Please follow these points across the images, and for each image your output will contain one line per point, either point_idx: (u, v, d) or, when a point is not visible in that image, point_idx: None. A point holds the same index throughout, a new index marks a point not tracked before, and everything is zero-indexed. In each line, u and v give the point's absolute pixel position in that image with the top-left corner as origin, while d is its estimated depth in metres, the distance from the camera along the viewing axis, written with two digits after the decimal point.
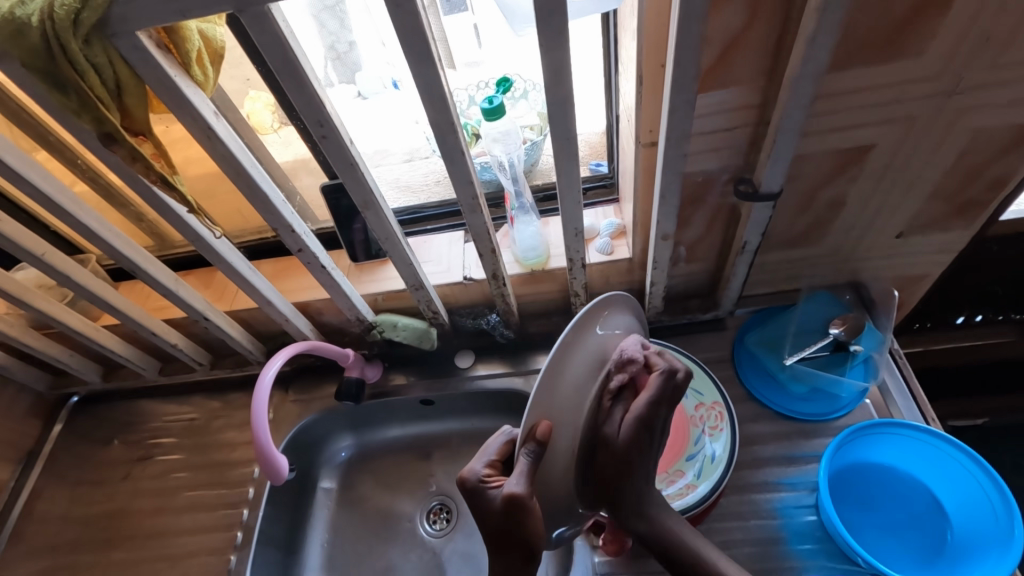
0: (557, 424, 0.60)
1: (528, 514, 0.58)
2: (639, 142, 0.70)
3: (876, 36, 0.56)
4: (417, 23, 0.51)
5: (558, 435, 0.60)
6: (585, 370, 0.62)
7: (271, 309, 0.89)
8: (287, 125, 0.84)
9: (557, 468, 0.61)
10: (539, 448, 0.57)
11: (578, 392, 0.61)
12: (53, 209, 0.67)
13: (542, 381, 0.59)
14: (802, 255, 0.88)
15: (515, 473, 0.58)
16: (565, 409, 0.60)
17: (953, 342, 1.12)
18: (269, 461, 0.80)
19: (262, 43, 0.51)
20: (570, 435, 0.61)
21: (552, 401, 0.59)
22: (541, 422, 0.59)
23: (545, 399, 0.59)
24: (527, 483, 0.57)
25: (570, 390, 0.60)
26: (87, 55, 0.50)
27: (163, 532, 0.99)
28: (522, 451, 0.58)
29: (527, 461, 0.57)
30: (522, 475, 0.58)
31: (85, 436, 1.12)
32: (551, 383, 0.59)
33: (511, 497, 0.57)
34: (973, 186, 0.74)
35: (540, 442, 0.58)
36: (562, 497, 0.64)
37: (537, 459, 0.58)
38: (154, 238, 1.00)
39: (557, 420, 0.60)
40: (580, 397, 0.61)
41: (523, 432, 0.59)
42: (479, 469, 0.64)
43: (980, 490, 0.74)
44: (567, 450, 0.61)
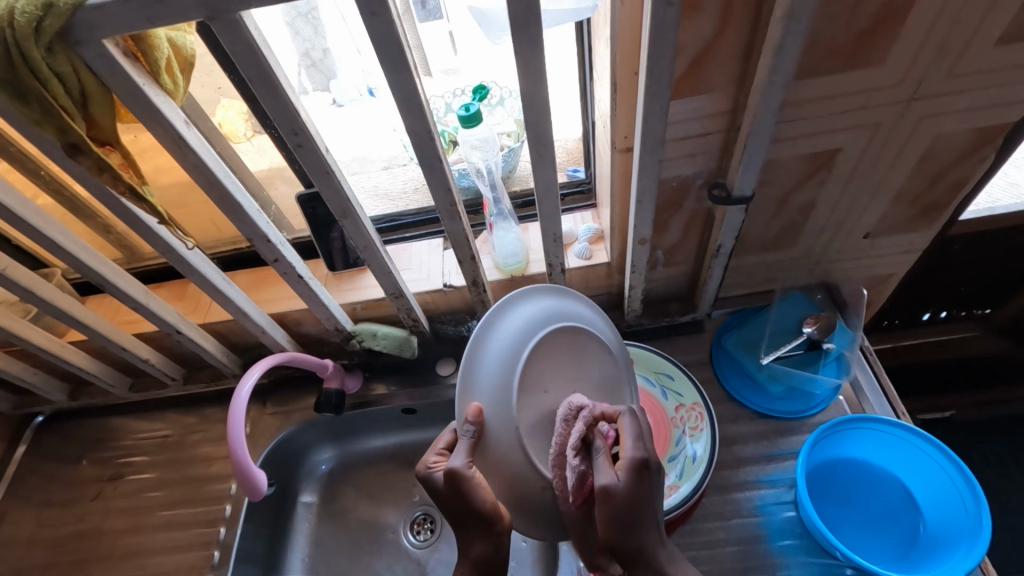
0: (488, 407, 0.63)
1: (472, 486, 0.61)
2: (615, 148, 0.71)
3: (840, 45, 0.58)
4: (391, 31, 0.50)
5: (497, 416, 0.63)
6: (519, 350, 0.66)
7: (247, 321, 0.87)
8: (261, 134, 0.82)
9: (504, 449, 0.64)
10: (472, 424, 0.62)
11: (509, 377, 0.64)
12: (15, 222, 0.65)
13: (468, 362, 0.65)
14: (775, 257, 0.90)
15: (455, 452, 0.63)
16: (493, 392, 0.64)
17: (916, 339, 1.18)
18: (247, 477, 0.78)
19: (235, 52, 0.50)
20: (508, 417, 0.63)
21: (478, 386, 0.64)
22: (473, 403, 0.64)
23: (470, 385, 0.65)
24: (466, 458, 0.62)
25: (495, 374, 0.64)
26: (51, 63, 0.48)
27: (136, 554, 0.96)
28: (461, 431, 0.63)
29: (465, 437, 0.63)
30: (461, 452, 0.62)
31: (51, 456, 1.08)
32: (473, 369, 0.65)
33: (451, 473, 0.61)
34: (935, 188, 0.77)
35: (473, 420, 0.63)
36: (524, 476, 0.65)
37: (477, 436, 0.63)
38: (123, 250, 0.98)
39: (489, 404, 0.64)
40: (511, 381, 0.64)
41: (460, 413, 0.64)
42: (429, 457, 0.67)
43: (949, 482, 0.77)
44: (506, 432, 0.63)
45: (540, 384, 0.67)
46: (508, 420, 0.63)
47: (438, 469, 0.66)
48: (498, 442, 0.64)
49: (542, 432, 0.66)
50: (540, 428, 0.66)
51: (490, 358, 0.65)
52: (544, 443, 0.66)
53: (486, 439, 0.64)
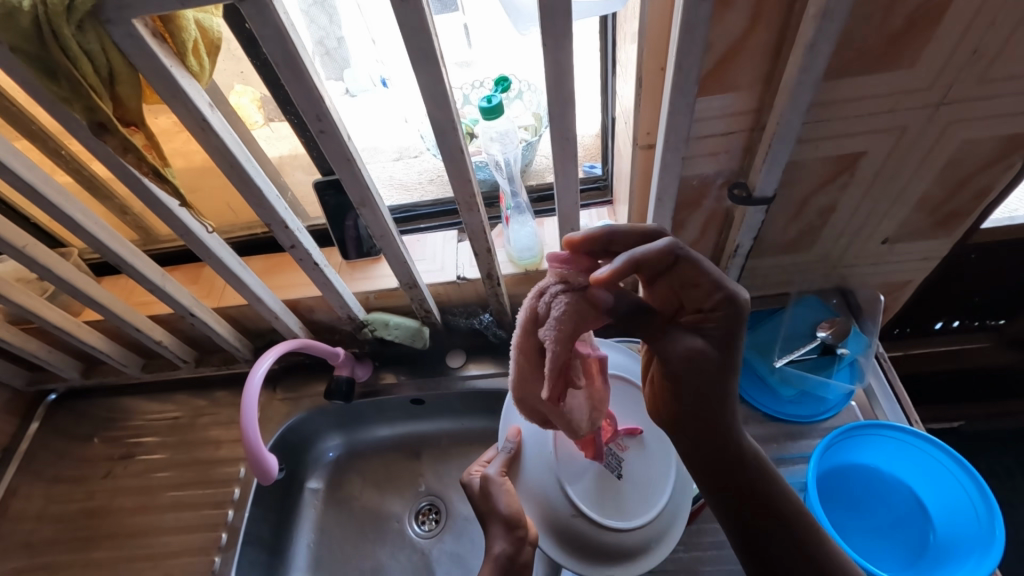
0: (526, 431, 0.76)
1: (499, 489, 0.70)
2: (637, 144, 0.71)
3: (871, 45, 0.58)
4: (419, 18, 0.50)
5: (533, 439, 0.74)
6: None
7: (260, 305, 0.87)
8: (276, 120, 0.82)
9: (536, 472, 0.73)
10: (510, 441, 0.74)
11: None
12: (38, 199, 0.65)
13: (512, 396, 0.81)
14: (792, 260, 0.90)
15: (492, 462, 0.73)
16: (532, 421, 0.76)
17: (923, 348, 1.16)
18: (258, 460, 0.78)
19: (262, 36, 0.50)
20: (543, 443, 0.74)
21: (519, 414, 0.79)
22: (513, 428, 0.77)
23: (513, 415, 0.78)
24: (499, 468, 0.72)
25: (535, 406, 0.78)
26: (81, 41, 0.48)
27: (144, 533, 0.97)
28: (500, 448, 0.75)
29: (503, 452, 0.74)
30: (496, 462, 0.73)
31: (63, 434, 1.09)
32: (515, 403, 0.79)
33: (485, 479, 0.71)
34: (959, 195, 0.76)
35: (512, 438, 0.75)
36: (552, 498, 0.71)
37: (512, 454, 0.74)
38: (140, 232, 0.98)
39: (528, 431, 0.76)
40: None
41: (503, 435, 0.77)
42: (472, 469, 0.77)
43: (961, 490, 0.76)
44: (540, 456, 0.73)
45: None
46: (542, 444, 0.74)
47: (477, 476, 0.75)
48: (531, 462, 0.73)
49: (577, 463, 0.72)
50: (575, 457, 0.72)
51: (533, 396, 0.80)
52: (578, 471, 0.72)
53: (523, 460, 0.74)
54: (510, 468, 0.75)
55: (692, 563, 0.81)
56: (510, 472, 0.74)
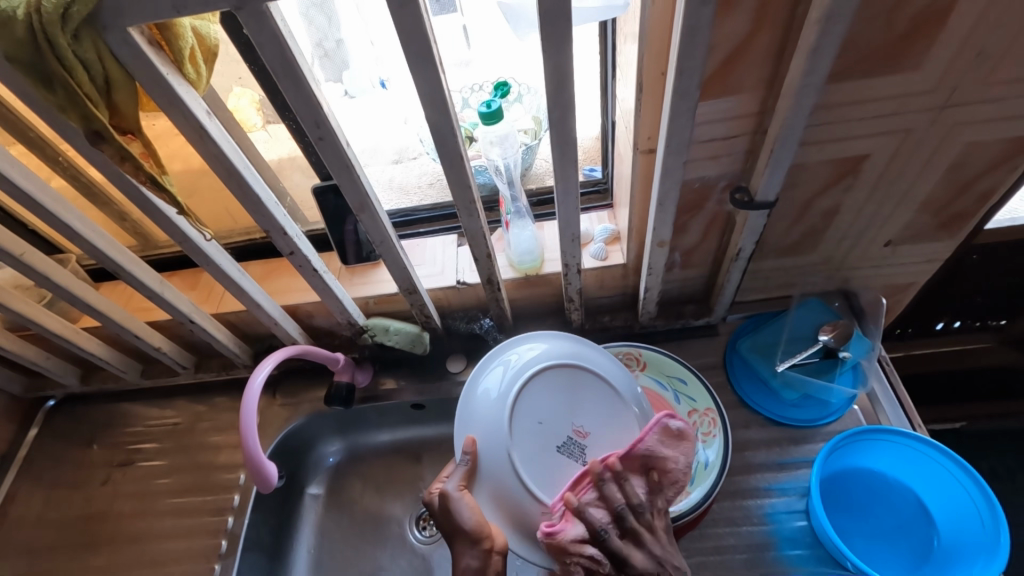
0: (482, 437, 0.69)
1: (465, 505, 0.66)
2: (638, 148, 0.70)
3: (874, 49, 0.57)
4: (419, 23, 0.50)
5: (490, 449, 0.68)
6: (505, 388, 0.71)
7: (260, 311, 0.87)
8: (275, 123, 0.82)
9: (497, 477, 0.68)
10: (466, 453, 0.68)
11: (500, 404, 0.70)
12: (34, 207, 0.65)
13: (462, 407, 0.72)
14: (794, 262, 0.89)
15: (450, 478, 0.69)
16: (487, 422, 0.69)
17: (932, 347, 1.16)
18: (258, 468, 0.78)
19: (260, 43, 0.50)
20: (498, 444, 0.68)
21: (473, 415, 0.71)
22: (466, 438, 0.69)
23: (467, 418, 0.71)
24: (459, 483, 0.68)
25: (489, 405, 0.70)
26: (76, 50, 0.48)
27: (144, 540, 0.96)
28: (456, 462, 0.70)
29: (461, 465, 0.68)
30: (455, 477, 0.68)
31: (62, 440, 1.09)
32: (467, 408, 0.71)
33: (444, 495, 0.67)
34: (963, 196, 0.76)
35: (468, 449, 0.68)
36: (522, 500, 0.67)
37: (471, 465, 0.68)
38: (138, 238, 0.98)
39: (484, 433, 0.69)
40: (501, 407, 0.69)
41: (459, 445, 0.70)
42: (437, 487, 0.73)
43: (966, 496, 0.76)
44: (499, 458, 0.68)
45: (534, 416, 0.69)
46: (501, 445, 0.68)
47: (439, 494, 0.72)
48: (490, 468, 0.68)
49: (536, 459, 0.68)
50: (535, 458, 0.68)
51: (487, 392, 0.71)
52: (543, 467, 0.68)
53: (481, 467, 0.69)
54: (472, 480, 0.69)
55: (695, 568, 0.80)
56: (472, 483, 0.69)
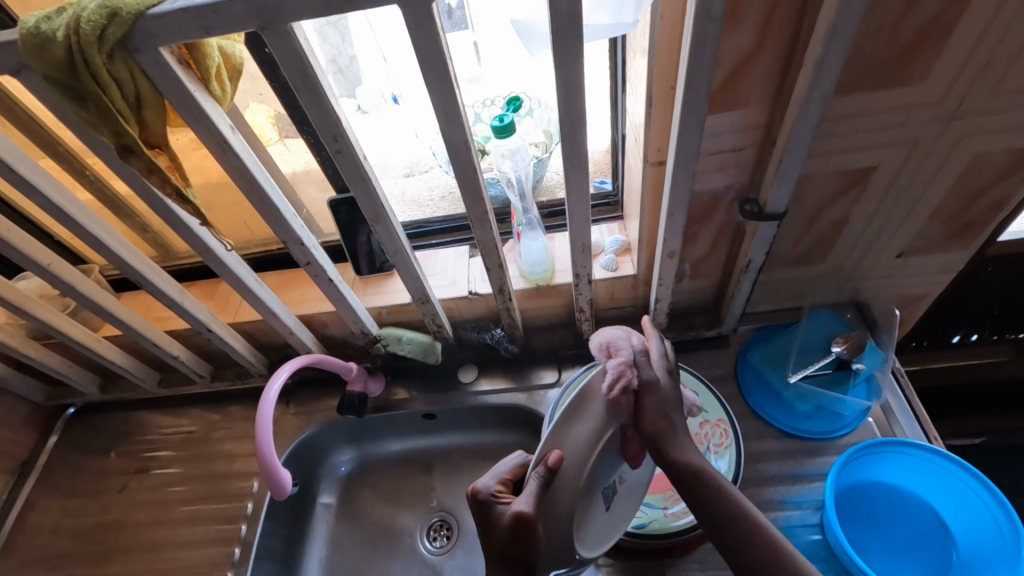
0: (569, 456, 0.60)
1: (533, 534, 0.60)
2: (648, 160, 0.71)
3: (880, 62, 0.58)
4: (435, 40, 0.52)
5: (569, 471, 0.61)
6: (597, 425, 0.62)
7: (275, 321, 0.89)
8: (291, 137, 0.84)
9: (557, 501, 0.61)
10: (546, 468, 0.59)
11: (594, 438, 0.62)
12: (63, 219, 0.67)
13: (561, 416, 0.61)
14: (806, 273, 0.89)
15: (524, 494, 0.60)
16: (580, 454, 0.61)
17: (971, 358, 1.13)
18: (272, 475, 0.79)
19: (282, 61, 0.52)
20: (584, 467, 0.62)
21: (573, 439, 0.61)
22: (552, 451, 0.60)
23: (565, 430, 0.61)
24: (534, 505, 0.60)
25: (586, 436, 0.61)
26: (111, 69, 0.50)
27: (159, 548, 0.97)
28: (534, 473, 0.60)
29: (534, 479, 0.60)
30: (527, 494, 0.60)
31: (81, 448, 1.11)
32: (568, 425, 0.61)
33: (518, 516, 0.59)
34: (975, 206, 0.76)
35: (551, 465, 0.59)
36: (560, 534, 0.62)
37: (548, 482, 0.60)
38: (159, 249, 1.01)
39: (573, 457, 0.61)
40: (597, 441, 0.62)
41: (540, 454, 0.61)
42: (491, 485, 0.66)
43: (986, 511, 0.74)
44: (575, 485, 0.61)
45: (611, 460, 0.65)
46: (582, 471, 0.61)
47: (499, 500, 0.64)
48: (562, 496, 0.61)
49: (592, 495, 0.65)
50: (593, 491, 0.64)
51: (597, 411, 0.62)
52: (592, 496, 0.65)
53: (555, 485, 0.61)
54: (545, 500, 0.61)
55: None
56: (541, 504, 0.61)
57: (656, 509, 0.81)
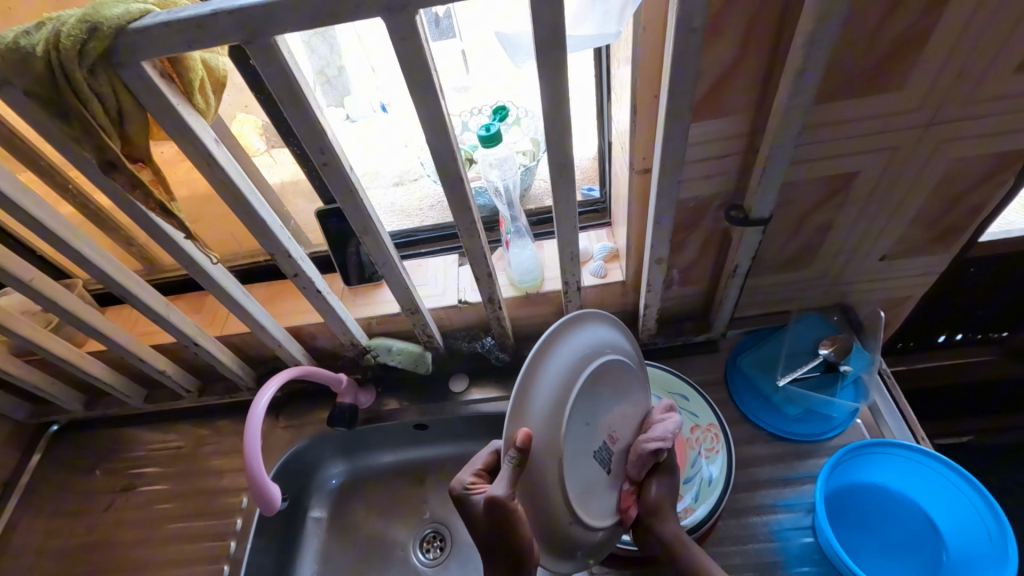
0: (538, 432, 0.59)
1: (512, 516, 0.59)
2: (634, 169, 0.72)
3: (859, 70, 0.59)
4: (420, 52, 0.52)
5: (539, 447, 0.60)
6: (556, 388, 0.61)
7: (263, 333, 0.88)
8: (278, 147, 0.84)
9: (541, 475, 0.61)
10: (516, 450, 0.58)
11: (558, 401, 0.61)
12: (45, 234, 0.67)
13: (516, 396, 0.60)
14: (793, 278, 0.90)
15: (498, 479, 0.59)
16: (546, 419, 0.60)
17: (956, 358, 1.14)
18: (261, 489, 0.78)
19: (266, 74, 0.52)
20: (555, 439, 0.61)
21: (532, 413, 0.60)
22: (520, 430, 0.58)
23: (523, 406, 0.60)
24: (509, 487, 0.59)
25: (550, 398, 0.61)
26: (92, 84, 0.50)
27: (145, 568, 0.96)
28: (505, 458, 0.59)
29: (506, 463, 0.59)
30: (501, 479, 0.59)
31: (65, 466, 1.09)
32: (527, 396, 0.60)
33: (493, 501, 0.58)
34: (955, 210, 0.77)
35: (521, 445, 0.57)
36: (558, 511, 0.63)
37: (520, 463, 0.58)
38: (144, 262, 1.00)
39: (538, 429, 0.60)
40: (561, 405, 0.61)
41: (507, 436, 0.59)
42: (465, 477, 0.67)
43: (973, 510, 0.75)
44: (551, 461, 0.61)
45: (582, 416, 0.65)
46: (554, 445, 0.60)
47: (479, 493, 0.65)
48: (540, 467, 0.61)
49: (576, 462, 0.64)
50: (577, 459, 0.64)
51: (547, 380, 0.61)
52: (576, 463, 0.64)
53: (529, 463, 0.60)
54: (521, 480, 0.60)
55: None
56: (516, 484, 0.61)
57: None
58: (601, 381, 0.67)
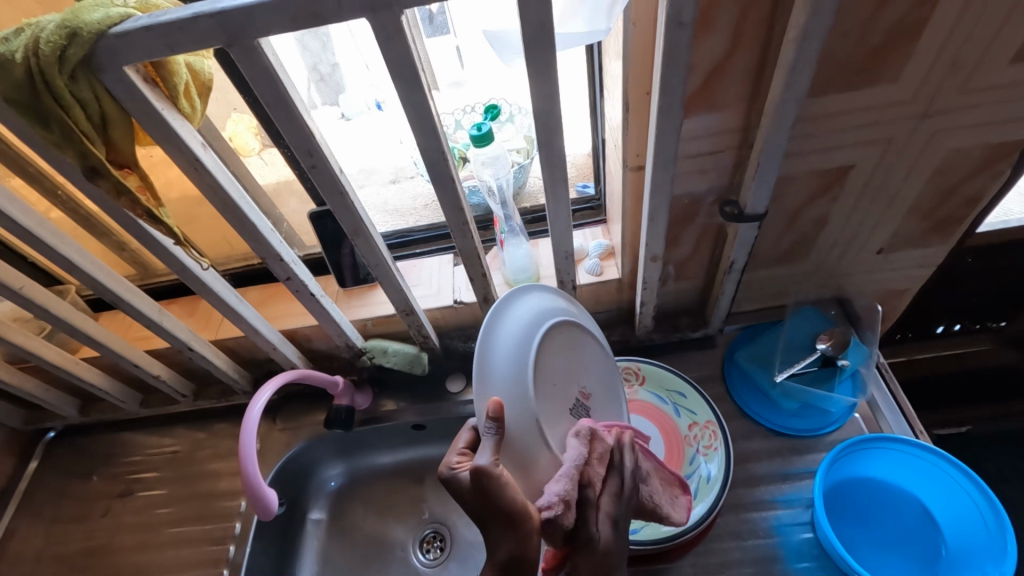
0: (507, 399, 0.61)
1: (502, 489, 0.55)
2: (627, 165, 0.71)
3: (852, 63, 0.59)
4: (407, 51, 0.51)
5: (513, 414, 0.61)
6: (513, 355, 0.63)
7: (257, 337, 0.87)
8: (271, 147, 0.83)
9: (524, 442, 0.61)
10: (492, 418, 0.58)
11: (519, 366, 0.63)
12: (32, 241, 0.66)
13: (476, 373, 0.62)
14: (789, 272, 0.90)
15: (481, 450, 0.58)
16: (512, 386, 0.62)
17: (954, 348, 1.14)
18: (257, 494, 0.77)
19: (252, 76, 0.51)
20: (527, 401, 0.62)
21: (494, 380, 0.62)
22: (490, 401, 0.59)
23: (484, 379, 0.62)
24: (493, 456, 0.57)
25: (510, 366, 0.63)
26: (74, 90, 0.49)
27: (145, 573, 0.95)
28: (485, 429, 0.59)
29: (488, 434, 0.58)
30: (487, 449, 0.57)
31: (62, 472, 1.08)
32: (486, 367, 0.63)
33: (478, 472, 0.55)
34: (951, 201, 0.76)
35: (494, 414, 0.58)
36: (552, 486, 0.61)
37: (501, 432, 0.58)
38: (136, 267, 0.99)
39: (507, 397, 0.61)
40: (522, 369, 0.63)
41: (480, 410, 0.61)
42: (451, 458, 0.62)
43: (971, 503, 0.75)
44: (528, 425, 0.61)
45: (547, 376, 0.66)
46: (526, 408, 0.61)
47: (461, 469, 0.61)
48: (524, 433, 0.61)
49: (554, 421, 0.65)
50: (554, 419, 0.65)
51: (500, 349, 0.64)
52: (555, 425, 0.65)
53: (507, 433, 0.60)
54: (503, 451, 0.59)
55: None
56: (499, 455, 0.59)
57: None
58: (557, 343, 0.70)
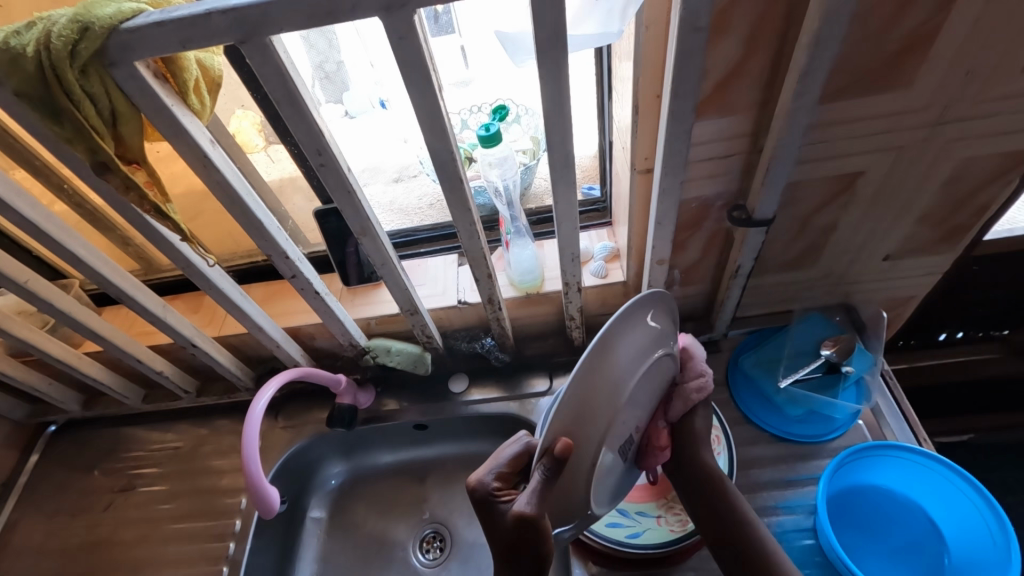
0: (597, 409, 0.56)
1: (537, 533, 0.58)
2: (635, 169, 0.71)
3: (864, 70, 0.58)
4: (418, 50, 0.51)
5: (584, 436, 0.56)
6: (625, 362, 0.58)
7: (262, 334, 0.87)
8: (276, 144, 0.83)
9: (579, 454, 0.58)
10: (558, 457, 0.54)
11: (622, 380, 0.58)
12: (39, 235, 0.66)
13: (595, 349, 0.55)
14: (795, 277, 0.89)
15: (527, 493, 0.58)
16: (606, 398, 0.56)
17: (959, 356, 1.14)
18: (260, 492, 0.77)
19: (263, 73, 0.51)
20: (606, 425, 0.57)
21: (601, 377, 0.55)
22: (560, 439, 0.55)
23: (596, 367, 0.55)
24: (537, 504, 0.57)
25: (619, 375, 0.57)
26: (84, 85, 0.49)
27: (145, 568, 0.95)
28: (539, 467, 0.57)
29: (538, 478, 0.57)
30: (529, 493, 0.58)
31: (63, 466, 1.08)
32: (603, 357, 0.55)
33: (520, 517, 0.57)
34: (961, 210, 0.76)
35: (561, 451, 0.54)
36: (574, 500, 0.63)
37: (552, 474, 0.57)
38: (141, 262, 0.99)
39: (593, 414, 0.56)
40: (623, 387, 0.58)
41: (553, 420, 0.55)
42: (489, 480, 0.64)
43: (976, 514, 0.75)
44: (593, 443, 0.57)
45: (635, 397, 0.61)
46: (599, 431, 0.57)
47: (505, 497, 0.63)
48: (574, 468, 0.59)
49: (617, 437, 0.61)
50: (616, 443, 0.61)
51: (622, 349, 0.57)
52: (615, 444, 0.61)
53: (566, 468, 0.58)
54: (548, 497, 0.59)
55: None
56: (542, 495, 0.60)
57: (650, 518, 0.83)
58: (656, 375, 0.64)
